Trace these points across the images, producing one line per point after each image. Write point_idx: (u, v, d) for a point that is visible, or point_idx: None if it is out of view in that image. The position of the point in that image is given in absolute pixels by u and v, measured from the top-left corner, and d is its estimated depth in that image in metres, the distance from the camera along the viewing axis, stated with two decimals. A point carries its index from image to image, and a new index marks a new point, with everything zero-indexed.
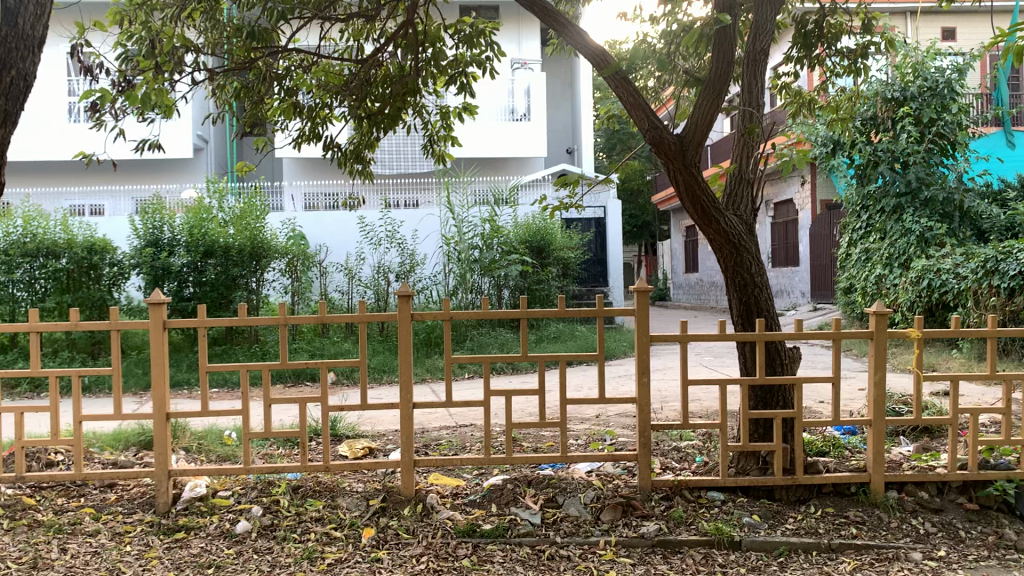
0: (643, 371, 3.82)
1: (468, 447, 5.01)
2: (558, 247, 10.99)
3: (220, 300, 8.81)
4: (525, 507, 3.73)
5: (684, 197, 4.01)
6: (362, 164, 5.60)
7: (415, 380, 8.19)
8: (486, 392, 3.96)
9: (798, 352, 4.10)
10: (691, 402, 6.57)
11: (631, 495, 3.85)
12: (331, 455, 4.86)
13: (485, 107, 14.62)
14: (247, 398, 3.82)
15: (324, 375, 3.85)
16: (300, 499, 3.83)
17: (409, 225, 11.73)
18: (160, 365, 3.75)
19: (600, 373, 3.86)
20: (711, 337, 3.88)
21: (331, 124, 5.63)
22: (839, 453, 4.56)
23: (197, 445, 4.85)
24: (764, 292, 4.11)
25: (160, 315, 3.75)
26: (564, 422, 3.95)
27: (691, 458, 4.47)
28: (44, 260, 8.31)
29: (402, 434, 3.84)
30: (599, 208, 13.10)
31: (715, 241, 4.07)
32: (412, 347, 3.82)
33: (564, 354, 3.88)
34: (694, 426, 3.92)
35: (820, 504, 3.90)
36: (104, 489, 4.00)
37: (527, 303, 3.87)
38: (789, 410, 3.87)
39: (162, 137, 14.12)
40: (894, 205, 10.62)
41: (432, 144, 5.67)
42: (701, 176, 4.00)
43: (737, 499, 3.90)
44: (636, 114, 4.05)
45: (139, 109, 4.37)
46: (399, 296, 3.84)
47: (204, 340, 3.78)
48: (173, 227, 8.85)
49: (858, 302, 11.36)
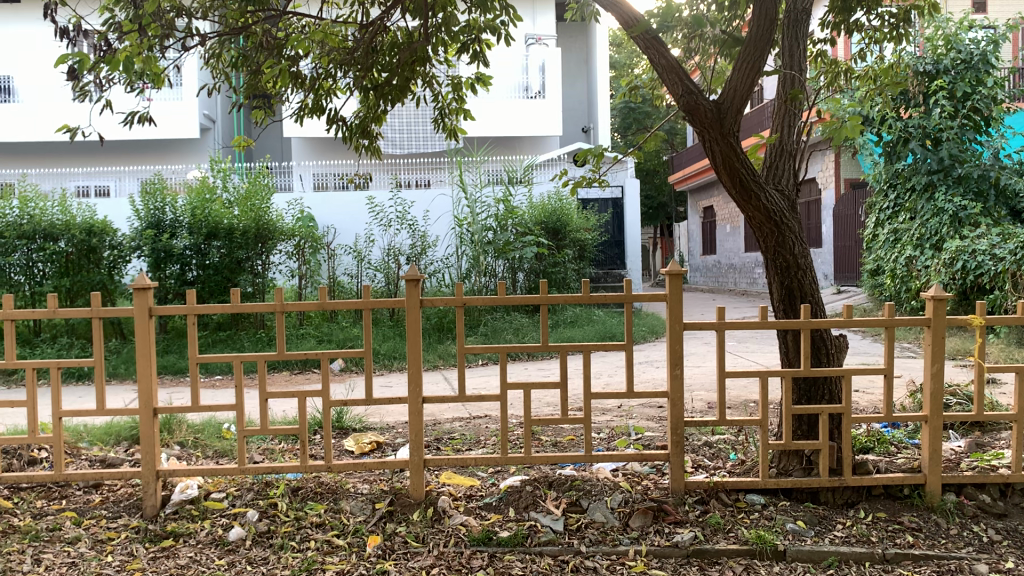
0: (676, 362, 3.47)
1: (482, 442, 4.68)
2: (574, 228, 10.61)
3: (224, 284, 8.48)
4: (546, 512, 3.39)
5: (721, 169, 3.64)
6: (369, 139, 5.31)
7: (426, 367, 7.86)
8: (503, 386, 3.58)
9: (845, 340, 3.73)
10: (719, 391, 6.22)
11: (662, 498, 3.51)
12: (337, 450, 4.54)
13: (499, 84, 14.24)
14: (242, 390, 3.49)
15: (323, 367, 3.48)
16: (299, 502, 3.50)
17: (420, 205, 11.39)
18: (146, 355, 3.42)
19: (628, 365, 3.48)
20: (751, 325, 3.52)
21: (335, 96, 5.29)
22: (885, 449, 4.20)
23: (193, 440, 4.53)
24: (808, 275, 3.74)
25: (145, 301, 3.42)
26: (588, 418, 3.59)
27: (724, 455, 4.12)
28: (41, 242, 7.98)
29: (411, 430, 3.50)
30: (617, 187, 12.71)
31: (754, 220, 3.71)
32: (421, 336, 3.48)
33: (587, 347, 3.52)
34: (731, 423, 3.55)
35: (871, 509, 3.53)
36: (88, 490, 3.68)
37: (547, 288, 3.51)
38: (837, 406, 3.50)
39: (166, 116, 13.77)
40: (925, 183, 10.13)
41: (443, 118, 5.28)
42: (739, 147, 3.63)
43: (779, 503, 3.54)
44: (669, 78, 3.69)
45: (126, 80, 4.01)
46: (406, 282, 3.50)
47: (194, 329, 3.44)
48: (175, 207, 8.53)
49: (885, 284, 10.94)
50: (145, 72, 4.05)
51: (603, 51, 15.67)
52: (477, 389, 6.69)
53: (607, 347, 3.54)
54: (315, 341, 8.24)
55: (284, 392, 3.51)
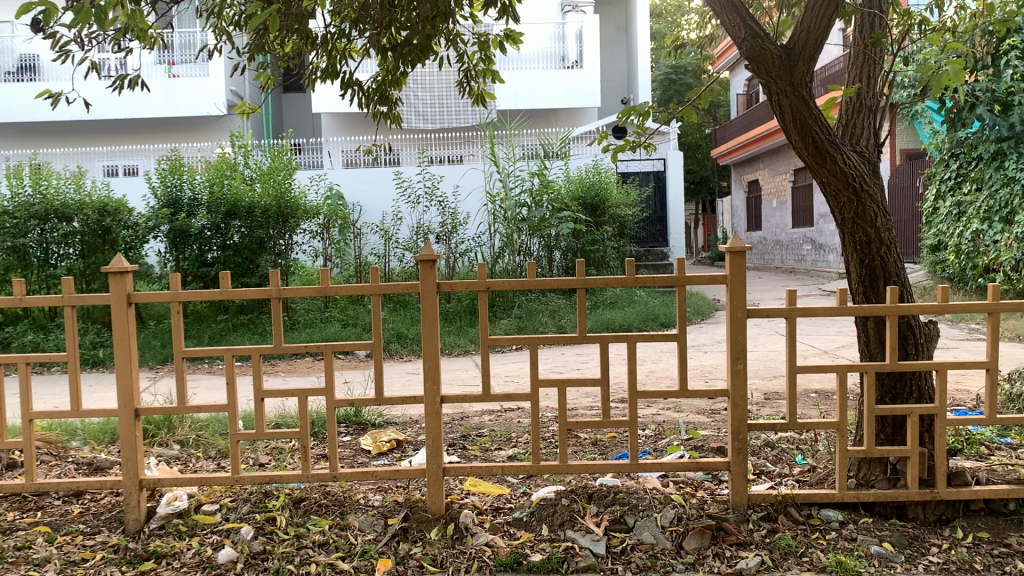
0: (737, 356, 2.95)
1: (513, 440, 4.20)
2: (614, 204, 10.07)
3: (244, 265, 8.14)
4: (585, 531, 2.89)
5: (790, 127, 3.11)
6: (388, 106, 4.84)
7: (456, 351, 7.41)
8: (533, 383, 3.07)
9: (935, 329, 3.17)
10: (776, 380, 5.66)
11: (721, 515, 2.98)
12: (351, 450, 4.09)
13: (534, 55, 13.68)
14: (233, 388, 3.04)
15: (328, 361, 3.02)
16: (300, 517, 3.05)
17: (450, 181, 11.03)
18: (125, 347, 3.00)
19: (679, 357, 2.97)
20: (825, 311, 2.98)
21: (349, 59, 4.82)
22: (976, 452, 3.63)
23: (194, 438, 4.12)
24: (892, 252, 3.18)
25: (123, 286, 3.00)
26: (634, 420, 3.06)
27: (790, 460, 3.62)
28: (55, 222, 7.66)
29: (428, 434, 3.04)
30: (659, 161, 12.13)
31: (830, 186, 3.16)
32: (439, 327, 3.01)
33: (632, 336, 3.00)
34: (803, 425, 3.03)
35: (969, 527, 2.98)
36: (67, 500, 3.28)
37: (584, 268, 3.00)
38: (930, 407, 2.95)
39: (193, 91, 13.42)
40: (994, 151, 9.33)
41: (468, 81, 4.70)
42: (812, 99, 3.08)
43: (860, 520, 3.00)
44: (729, 19, 3.14)
45: (111, 37, 3.62)
46: (420, 263, 3.03)
47: (178, 318, 3.01)
48: (193, 184, 8.19)
49: (949, 261, 10.21)
50: (129, 28, 3.57)
51: (643, 18, 15.03)
52: (508, 376, 6.20)
53: (656, 337, 3.01)
54: (340, 325, 7.83)
55: (281, 390, 3.05)
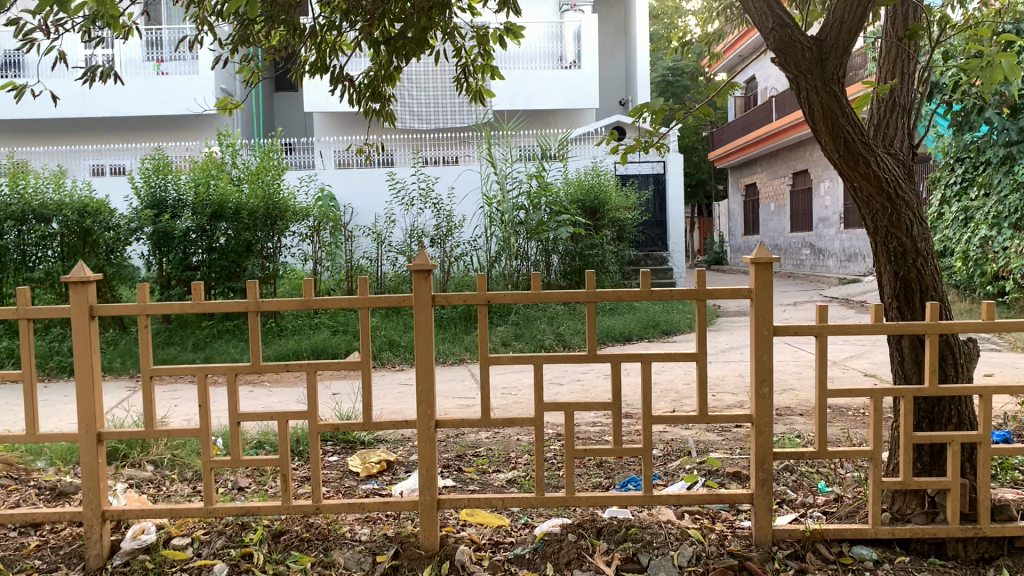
0: (762, 379, 2.69)
1: (512, 460, 3.92)
2: (613, 207, 9.83)
3: (231, 269, 7.85)
4: (594, 571, 2.61)
5: (819, 126, 2.85)
6: (381, 103, 4.55)
7: (450, 360, 7.13)
8: (537, 407, 2.79)
9: (975, 348, 2.91)
10: (785, 393, 5.39)
11: (744, 553, 2.71)
12: (338, 471, 3.80)
13: (531, 54, 13.41)
14: (205, 410, 2.77)
15: (311, 381, 2.74)
16: (279, 552, 2.77)
17: (444, 182, 10.77)
18: (86, 365, 2.72)
19: (697, 379, 2.71)
20: (858, 328, 2.72)
21: (339, 53, 4.53)
22: (1012, 478, 3.36)
23: (170, 458, 3.82)
24: (929, 264, 2.91)
25: (84, 298, 2.72)
26: (648, 448, 2.78)
27: (812, 487, 3.35)
28: (33, 223, 7.38)
29: (421, 462, 2.75)
30: (658, 163, 11.88)
31: (861, 191, 2.90)
32: (434, 343, 2.74)
33: (646, 355, 2.73)
34: (832, 454, 2.76)
35: (1016, 567, 2.71)
36: (24, 531, 2.99)
37: (594, 280, 2.73)
38: (974, 435, 2.68)
39: (181, 89, 13.10)
40: (1003, 155, 9.02)
41: (467, 77, 4.39)
42: (844, 95, 2.82)
43: (896, 560, 2.73)
44: (753, 8, 2.87)
45: (82, 24, 3.34)
46: (414, 274, 2.76)
47: (146, 334, 2.73)
48: (178, 185, 7.88)
49: (956, 268, 9.97)
50: (99, 15, 3.27)
51: (642, 18, 14.78)
52: (505, 387, 5.91)
53: (672, 356, 2.74)
54: (329, 332, 7.54)
55: (260, 413, 2.77)
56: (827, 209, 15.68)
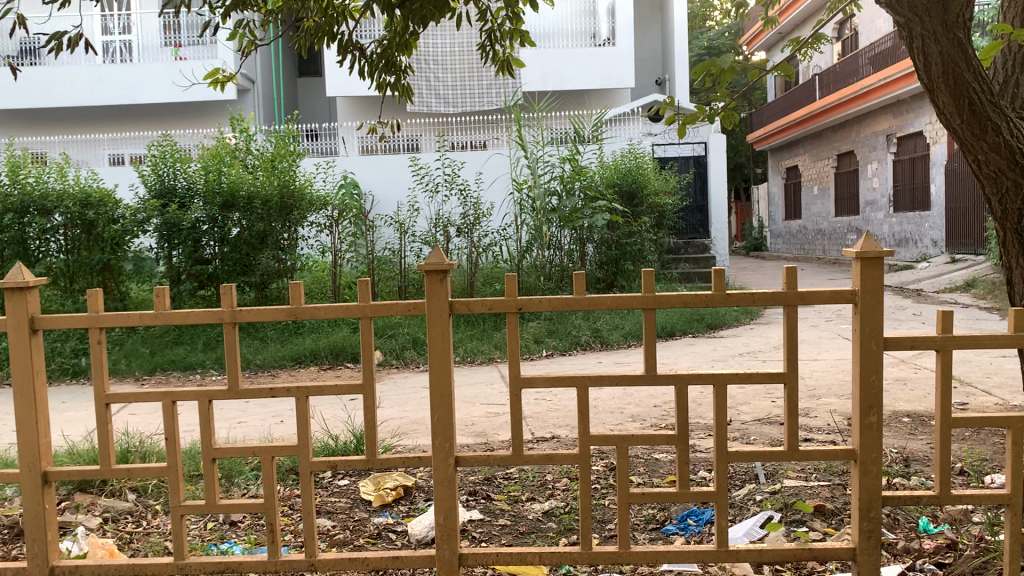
0: (868, 406, 2.14)
1: (550, 485, 3.36)
2: (652, 191, 9.24)
3: (243, 262, 7.39)
4: None
5: (938, 86, 2.28)
6: (396, 75, 3.96)
7: (479, 359, 6.58)
8: (583, 442, 2.24)
9: None
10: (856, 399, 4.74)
11: None
12: (349, 500, 3.28)
13: (562, 32, 12.79)
14: (174, 443, 2.27)
15: (302, 409, 2.22)
16: None
17: (472, 167, 10.24)
18: (28, 390, 2.23)
19: (788, 402, 2.15)
20: (988, 340, 2.14)
21: (350, 18, 3.92)
22: None
23: (156, 485, 3.33)
24: None
25: (23, 308, 2.23)
26: (722, 487, 2.22)
27: (914, 528, 2.76)
28: (33, 215, 6.96)
29: (437, 508, 2.23)
30: (700, 144, 11.24)
31: (993, 165, 2.32)
32: (453, 362, 2.21)
33: (720, 377, 2.18)
34: (958, 498, 2.18)
35: None
36: None
37: (653, 281, 2.18)
38: None
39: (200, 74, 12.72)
40: None
41: (493, 44, 3.76)
42: (971, 45, 2.23)
43: None
44: None
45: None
46: (427, 279, 2.23)
47: (101, 352, 2.23)
48: (188, 173, 7.44)
49: None
50: None
51: None
52: (539, 391, 5.34)
53: (755, 378, 2.18)
54: (349, 329, 7.04)
55: (241, 449, 2.26)
56: (874, 192, 14.90)
